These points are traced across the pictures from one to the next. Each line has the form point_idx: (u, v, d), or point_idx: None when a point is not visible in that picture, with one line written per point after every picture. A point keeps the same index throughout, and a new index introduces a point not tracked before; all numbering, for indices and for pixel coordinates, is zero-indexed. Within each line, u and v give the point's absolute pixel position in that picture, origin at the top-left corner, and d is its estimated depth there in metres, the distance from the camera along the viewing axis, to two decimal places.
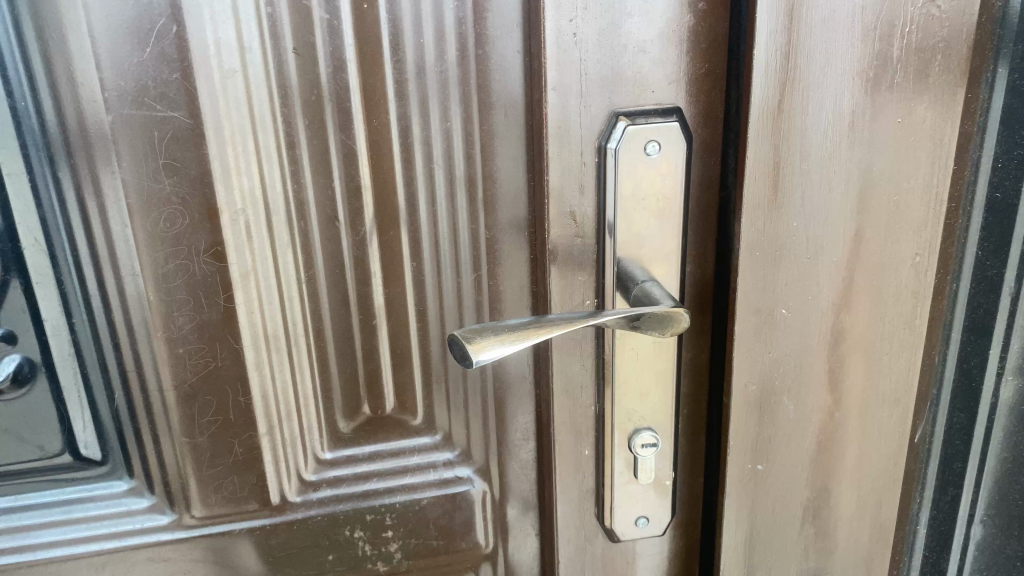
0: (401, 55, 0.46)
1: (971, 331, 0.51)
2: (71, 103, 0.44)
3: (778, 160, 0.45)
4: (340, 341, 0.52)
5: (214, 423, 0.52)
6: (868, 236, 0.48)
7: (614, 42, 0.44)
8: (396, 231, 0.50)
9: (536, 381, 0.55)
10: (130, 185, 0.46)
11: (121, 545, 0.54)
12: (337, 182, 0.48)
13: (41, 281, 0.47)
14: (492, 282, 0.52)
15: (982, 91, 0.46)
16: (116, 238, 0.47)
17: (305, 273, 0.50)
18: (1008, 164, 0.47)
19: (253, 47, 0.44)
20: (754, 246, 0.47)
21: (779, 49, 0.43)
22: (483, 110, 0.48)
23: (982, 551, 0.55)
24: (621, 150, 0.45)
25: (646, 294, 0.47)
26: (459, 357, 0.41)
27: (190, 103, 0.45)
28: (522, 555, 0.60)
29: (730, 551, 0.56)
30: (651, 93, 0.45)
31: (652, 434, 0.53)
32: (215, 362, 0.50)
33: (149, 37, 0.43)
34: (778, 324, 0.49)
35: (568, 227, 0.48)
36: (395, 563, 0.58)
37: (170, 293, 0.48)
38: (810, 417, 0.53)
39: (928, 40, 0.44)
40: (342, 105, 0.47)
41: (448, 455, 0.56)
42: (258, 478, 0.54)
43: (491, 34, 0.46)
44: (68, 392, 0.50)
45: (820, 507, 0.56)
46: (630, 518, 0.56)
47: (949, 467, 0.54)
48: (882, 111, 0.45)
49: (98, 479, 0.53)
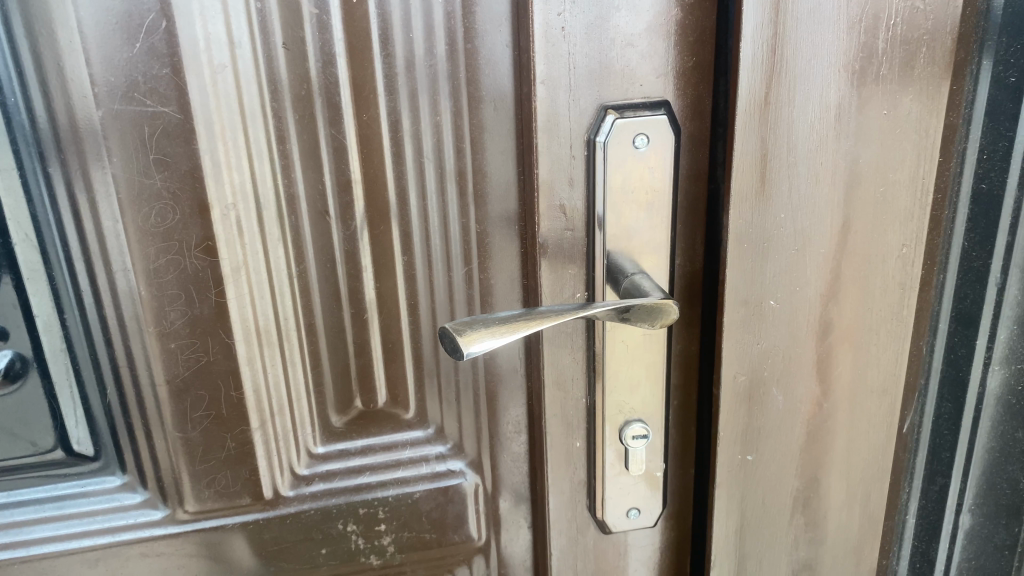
0: (391, 49, 0.46)
1: (958, 322, 0.52)
2: (60, 98, 0.44)
3: (765, 152, 0.45)
4: (332, 336, 0.52)
5: (207, 418, 0.52)
6: (855, 227, 0.49)
7: (602, 35, 0.44)
8: (386, 225, 0.50)
9: (527, 374, 0.55)
10: (120, 180, 0.46)
11: (115, 540, 0.54)
12: (328, 176, 0.48)
13: (32, 276, 0.47)
14: (482, 275, 0.52)
15: (967, 83, 0.46)
16: (107, 232, 0.47)
17: (297, 268, 0.50)
18: (993, 156, 0.47)
19: (242, 42, 0.45)
20: (741, 237, 0.47)
21: (765, 42, 0.43)
22: (473, 104, 0.48)
23: (970, 540, 0.56)
24: (609, 143, 0.46)
25: (635, 286, 0.47)
26: (449, 348, 0.41)
27: (180, 97, 0.45)
28: (515, 548, 0.61)
29: (722, 542, 0.56)
30: (639, 86, 0.45)
31: (642, 426, 0.53)
32: (207, 356, 0.50)
33: (139, 33, 0.43)
34: (766, 315, 0.50)
35: (557, 220, 0.48)
36: (388, 556, 0.58)
37: (161, 288, 0.49)
38: (798, 407, 0.53)
39: (913, 33, 0.45)
40: (332, 99, 0.47)
41: (441, 448, 0.57)
42: (251, 472, 0.54)
43: (480, 29, 0.47)
44: (60, 387, 0.50)
45: (810, 497, 0.56)
46: (622, 510, 0.57)
47: (937, 456, 0.55)
48: (868, 104, 0.46)
49: (91, 474, 0.53)
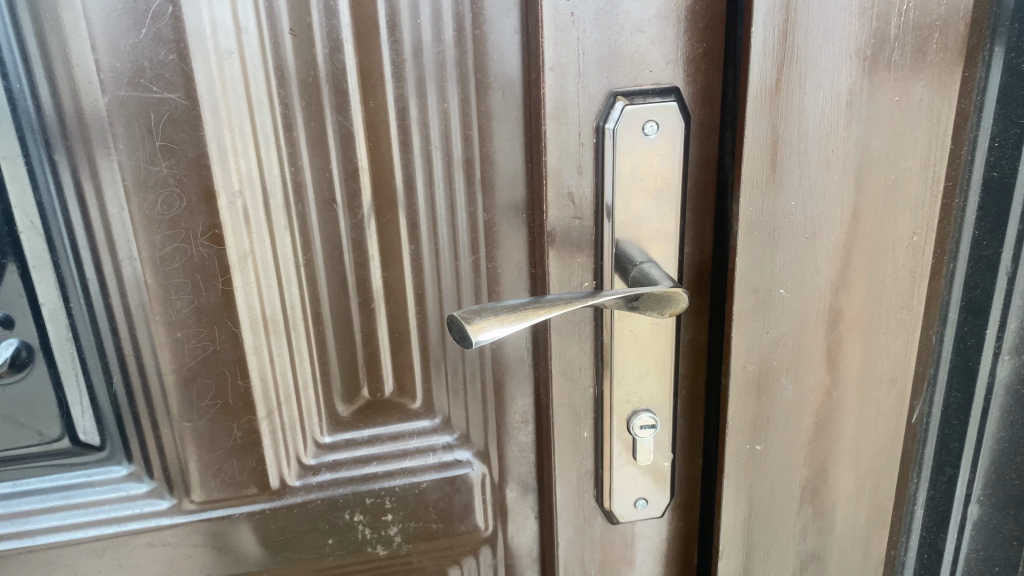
0: (398, 36, 0.46)
1: (968, 311, 0.51)
2: (66, 85, 0.44)
3: (775, 139, 0.45)
4: (339, 325, 0.52)
5: (213, 407, 0.52)
6: (866, 214, 0.48)
7: (611, 21, 0.44)
8: (393, 214, 0.50)
9: (534, 363, 0.55)
10: (126, 167, 0.46)
11: (120, 530, 0.54)
12: (335, 165, 0.48)
13: (38, 265, 0.47)
14: (489, 264, 0.52)
15: (979, 70, 0.46)
16: (113, 221, 0.47)
17: (303, 256, 0.50)
18: (1005, 143, 0.47)
19: (249, 28, 0.44)
20: (751, 226, 0.47)
21: (776, 27, 0.43)
22: (481, 91, 0.48)
23: (979, 530, 0.56)
24: (618, 130, 0.45)
25: (644, 275, 0.47)
26: (458, 338, 0.41)
27: (186, 84, 0.44)
28: (522, 538, 0.60)
29: (730, 532, 0.56)
30: (648, 72, 0.45)
31: (650, 415, 0.53)
32: (213, 346, 0.50)
33: (145, 18, 0.43)
34: (775, 303, 0.49)
35: (566, 208, 0.48)
36: (395, 547, 0.58)
37: (167, 277, 0.48)
38: (807, 397, 0.53)
39: (925, 18, 0.44)
40: (338, 87, 0.46)
41: (448, 439, 0.56)
42: (257, 462, 0.54)
43: (488, 15, 0.46)
44: (66, 376, 0.50)
45: (818, 488, 0.56)
46: (629, 501, 0.57)
47: (946, 446, 0.55)
48: (879, 90, 0.45)
49: (96, 464, 0.52)
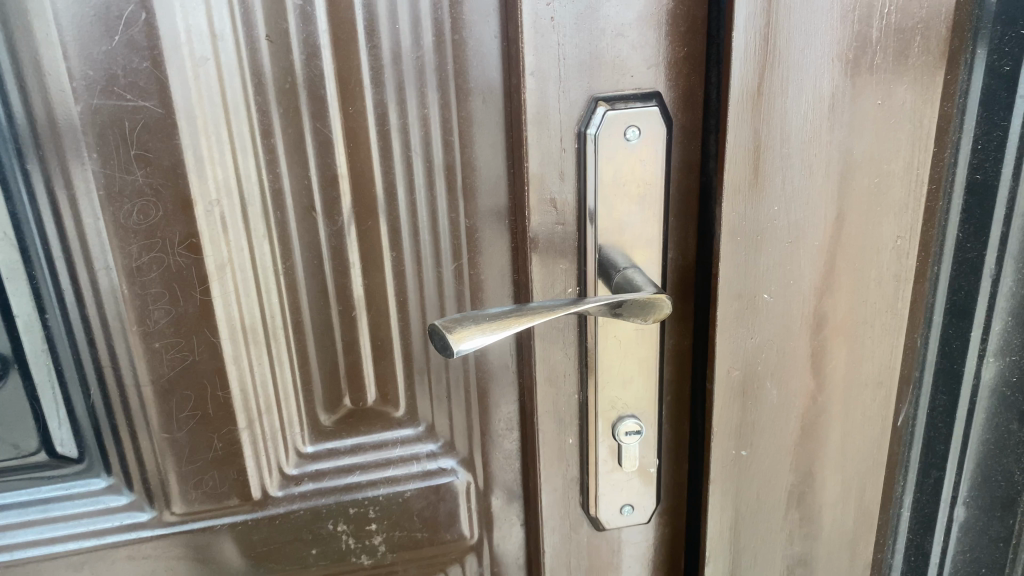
0: (377, 41, 0.45)
1: (953, 314, 0.51)
2: (37, 92, 0.43)
3: (758, 144, 0.45)
4: (320, 334, 0.51)
5: (193, 418, 0.51)
6: (849, 218, 0.48)
7: (592, 25, 0.43)
8: (374, 221, 0.49)
9: (519, 370, 0.54)
10: (100, 176, 0.45)
11: (100, 543, 0.53)
12: (313, 172, 0.47)
13: (12, 275, 0.46)
14: (472, 271, 0.51)
15: (961, 74, 0.46)
16: (88, 230, 0.46)
17: (283, 265, 0.49)
18: (987, 146, 0.47)
19: (224, 35, 0.44)
20: (734, 231, 0.47)
21: (758, 31, 0.42)
22: (461, 97, 0.47)
23: (966, 532, 0.56)
24: (600, 135, 0.45)
25: (628, 280, 0.47)
26: (439, 347, 0.40)
27: (160, 92, 0.44)
28: (508, 546, 0.60)
29: (716, 538, 0.56)
30: (630, 77, 0.45)
31: (635, 422, 0.53)
32: (191, 356, 0.50)
33: (118, 25, 0.42)
34: (760, 308, 0.49)
35: (548, 213, 0.47)
36: (380, 556, 0.57)
37: (143, 287, 0.48)
38: (793, 401, 0.53)
39: (906, 21, 0.44)
40: (316, 93, 0.46)
41: (431, 447, 0.56)
42: (238, 473, 0.53)
43: (468, 19, 0.46)
44: (42, 388, 0.49)
45: (805, 492, 0.56)
46: (615, 507, 0.56)
47: (932, 449, 0.55)
48: (862, 93, 0.45)
49: (74, 477, 0.52)
